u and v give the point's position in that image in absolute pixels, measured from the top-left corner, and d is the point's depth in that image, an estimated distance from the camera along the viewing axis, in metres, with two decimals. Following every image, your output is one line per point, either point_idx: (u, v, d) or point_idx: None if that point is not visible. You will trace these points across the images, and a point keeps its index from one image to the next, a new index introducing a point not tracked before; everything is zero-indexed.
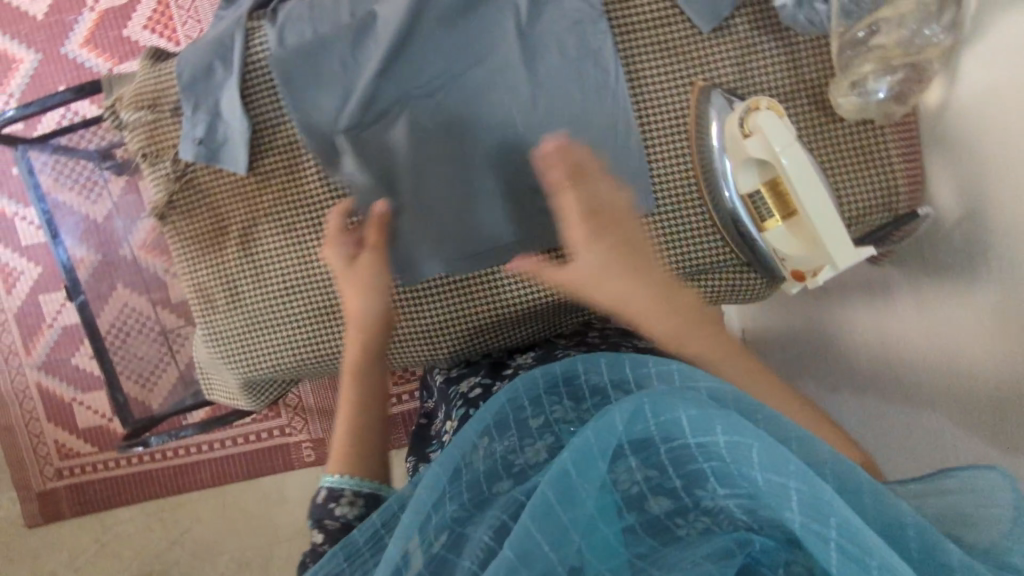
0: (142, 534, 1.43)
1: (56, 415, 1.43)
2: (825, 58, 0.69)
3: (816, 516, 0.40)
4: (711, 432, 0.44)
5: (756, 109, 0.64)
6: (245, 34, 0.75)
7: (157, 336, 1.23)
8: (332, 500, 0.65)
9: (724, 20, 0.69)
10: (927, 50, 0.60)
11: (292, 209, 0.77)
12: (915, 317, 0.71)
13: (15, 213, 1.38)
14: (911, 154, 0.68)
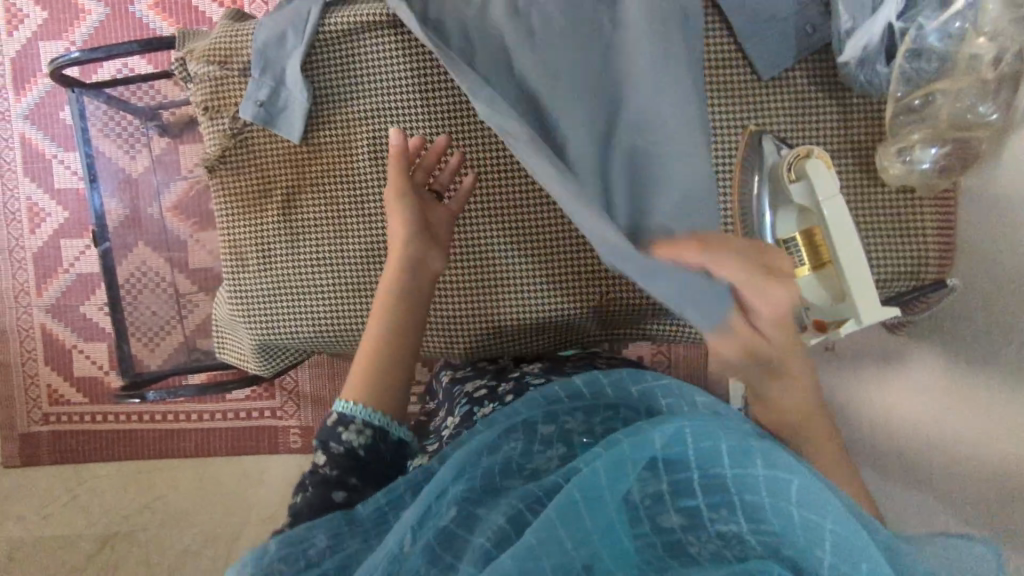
0: (115, 493, 1.42)
1: (54, 359, 1.44)
2: (876, 123, 0.71)
3: (848, 561, 0.39)
4: (752, 465, 0.43)
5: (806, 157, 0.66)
6: (324, 7, 0.78)
7: (169, 296, 1.25)
8: (339, 426, 0.65)
9: (785, 71, 0.71)
10: (977, 127, 0.62)
11: (338, 183, 0.79)
12: (932, 393, 0.71)
13: (54, 155, 1.41)
14: (945, 228, 0.69)
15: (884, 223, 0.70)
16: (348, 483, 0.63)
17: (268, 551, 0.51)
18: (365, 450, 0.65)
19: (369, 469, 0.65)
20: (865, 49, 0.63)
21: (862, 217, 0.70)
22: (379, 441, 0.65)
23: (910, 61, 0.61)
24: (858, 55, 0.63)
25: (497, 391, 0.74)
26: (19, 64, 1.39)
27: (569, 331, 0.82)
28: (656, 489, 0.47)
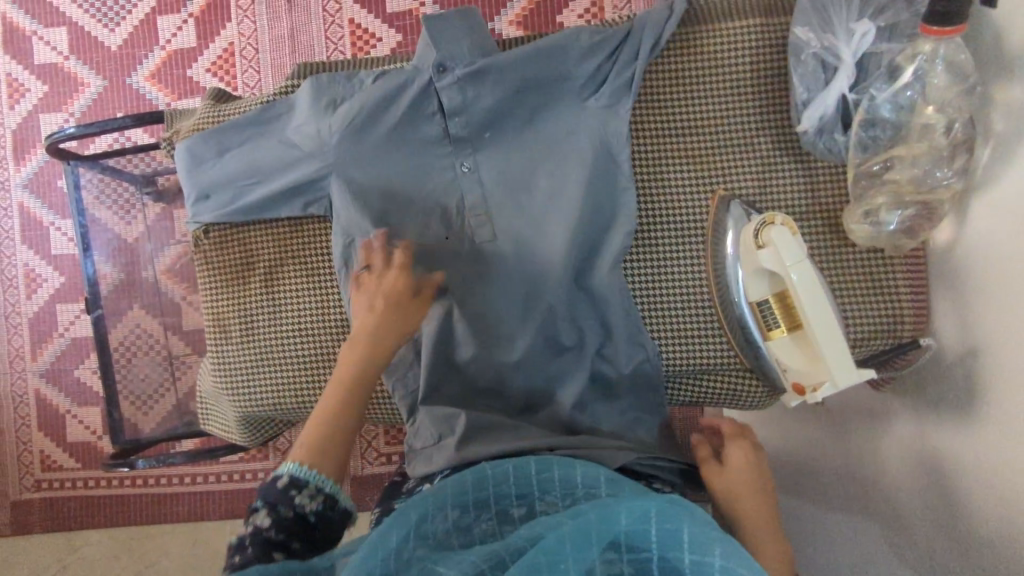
0: (107, 561, 1.40)
1: (48, 425, 1.44)
2: (842, 185, 0.72)
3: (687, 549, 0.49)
4: (709, 555, 0.48)
5: (770, 223, 0.67)
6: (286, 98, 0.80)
7: (163, 360, 1.27)
8: (292, 489, 0.61)
9: (751, 138, 0.74)
10: (939, 190, 0.62)
11: (318, 255, 0.82)
12: (914, 449, 0.72)
13: (51, 222, 1.43)
14: (917, 287, 0.71)
15: (854, 280, 0.72)
16: (290, 547, 0.60)
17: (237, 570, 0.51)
18: (316, 516, 0.61)
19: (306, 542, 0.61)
20: (821, 119, 0.65)
21: (834, 277, 0.72)
22: (331, 508, 0.62)
23: (865, 129, 0.63)
24: (815, 124, 0.66)
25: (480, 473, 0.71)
26: (19, 136, 1.43)
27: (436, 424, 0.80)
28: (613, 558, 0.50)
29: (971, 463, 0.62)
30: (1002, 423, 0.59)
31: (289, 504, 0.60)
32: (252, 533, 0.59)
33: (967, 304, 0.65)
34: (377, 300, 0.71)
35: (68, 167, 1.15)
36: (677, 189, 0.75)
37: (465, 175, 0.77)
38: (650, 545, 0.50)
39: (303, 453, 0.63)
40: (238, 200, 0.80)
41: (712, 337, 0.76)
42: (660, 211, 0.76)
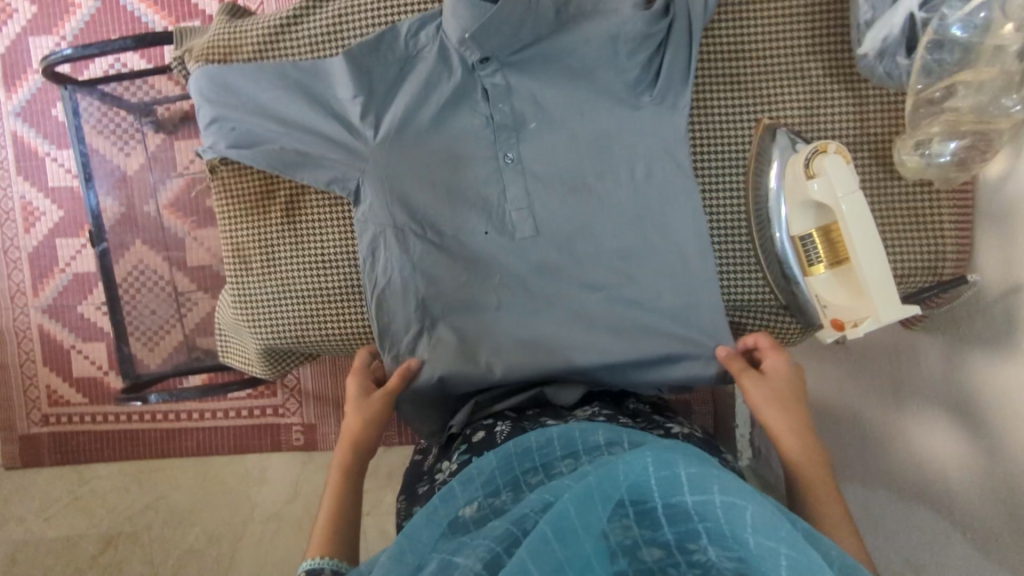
0: (118, 492, 1.40)
1: (53, 360, 1.43)
2: (895, 113, 0.70)
3: (699, 491, 0.45)
4: (710, 492, 0.45)
5: (823, 152, 0.64)
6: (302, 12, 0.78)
7: (168, 295, 1.24)
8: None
9: (801, 65, 0.71)
10: (1001, 120, 0.59)
11: (337, 207, 0.78)
12: (941, 389, 0.71)
13: (47, 153, 1.39)
14: (963, 220, 0.69)
15: (898, 215, 0.71)
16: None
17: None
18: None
19: None
20: (885, 41, 0.63)
21: (878, 210, 0.71)
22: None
23: (931, 52, 0.60)
24: (876, 47, 0.63)
25: (492, 434, 0.70)
26: (8, 60, 1.36)
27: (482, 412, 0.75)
28: (636, 534, 0.48)
29: (1010, 400, 0.62)
30: None
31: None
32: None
33: (1015, 238, 0.63)
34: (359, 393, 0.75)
35: (66, 91, 1.12)
36: (720, 116, 0.73)
37: (508, 166, 0.74)
38: (655, 497, 0.47)
39: (323, 549, 0.62)
40: (257, 146, 0.77)
41: (751, 273, 0.74)
42: (703, 139, 0.73)
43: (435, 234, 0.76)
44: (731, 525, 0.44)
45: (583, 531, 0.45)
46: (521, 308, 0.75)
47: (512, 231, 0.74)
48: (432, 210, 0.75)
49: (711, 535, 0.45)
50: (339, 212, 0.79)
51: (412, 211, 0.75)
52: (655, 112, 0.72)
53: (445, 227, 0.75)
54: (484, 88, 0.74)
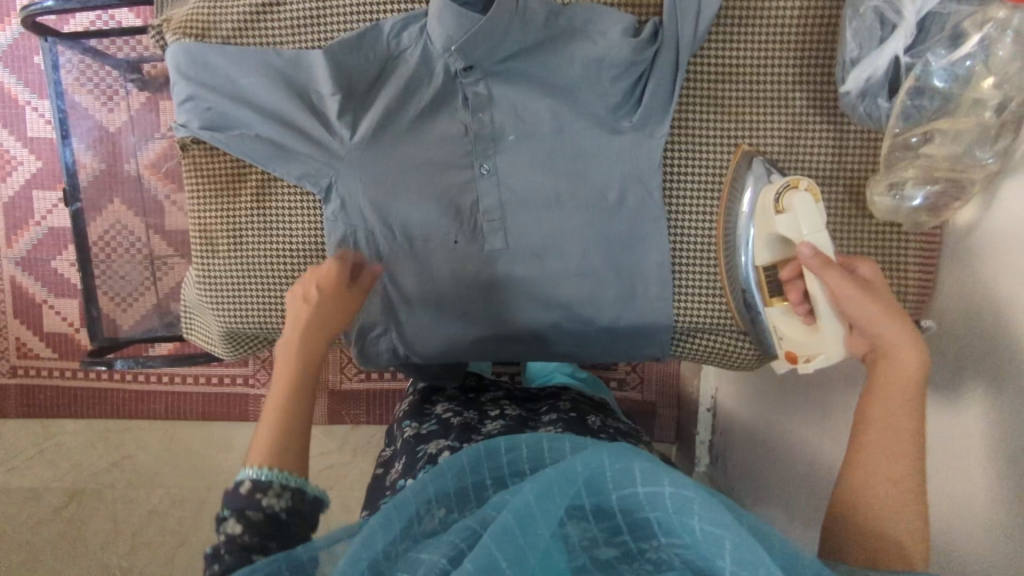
0: (83, 449, 1.41)
1: (24, 313, 1.41)
2: (873, 152, 0.70)
3: (651, 482, 0.43)
4: (661, 484, 0.42)
5: (795, 188, 0.64)
6: None
7: (143, 259, 1.22)
8: (257, 493, 0.54)
9: (787, 94, 0.70)
10: (973, 170, 0.58)
11: (305, 202, 0.77)
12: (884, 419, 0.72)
13: (28, 101, 1.36)
14: (929, 264, 0.69)
15: (867, 255, 0.71)
16: (266, 552, 0.52)
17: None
18: (287, 513, 0.54)
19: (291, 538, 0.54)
20: (867, 81, 0.60)
21: (844, 249, 0.71)
22: (301, 499, 0.55)
23: (912, 97, 0.59)
24: (859, 87, 0.61)
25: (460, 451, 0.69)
26: None
27: (454, 429, 0.76)
28: (594, 532, 0.44)
29: (952, 432, 0.63)
30: (983, 411, 0.59)
31: (257, 506, 0.53)
32: (216, 561, 0.51)
33: (974, 288, 0.63)
34: (314, 291, 0.67)
35: (46, 43, 1.08)
36: (700, 139, 0.72)
37: (482, 177, 0.75)
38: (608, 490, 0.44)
39: (261, 454, 0.56)
40: (228, 129, 0.76)
41: (713, 296, 0.74)
42: (683, 160, 0.73)
43: (406, 234, 0.76)
44: (680, 514, 0.42)
45: (543, 525, 0.42)
46: (482, 313, 0.77)
47: (481, 241, 0.76)
48: (405, 211, 0.75)
49: (662, 523, 0.42)
50: (307, 208, 0.78)
51: (386, 211, 0.75)
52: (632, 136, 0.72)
53: (415, 228, 0.76)
54: (464, 95, 0.74)
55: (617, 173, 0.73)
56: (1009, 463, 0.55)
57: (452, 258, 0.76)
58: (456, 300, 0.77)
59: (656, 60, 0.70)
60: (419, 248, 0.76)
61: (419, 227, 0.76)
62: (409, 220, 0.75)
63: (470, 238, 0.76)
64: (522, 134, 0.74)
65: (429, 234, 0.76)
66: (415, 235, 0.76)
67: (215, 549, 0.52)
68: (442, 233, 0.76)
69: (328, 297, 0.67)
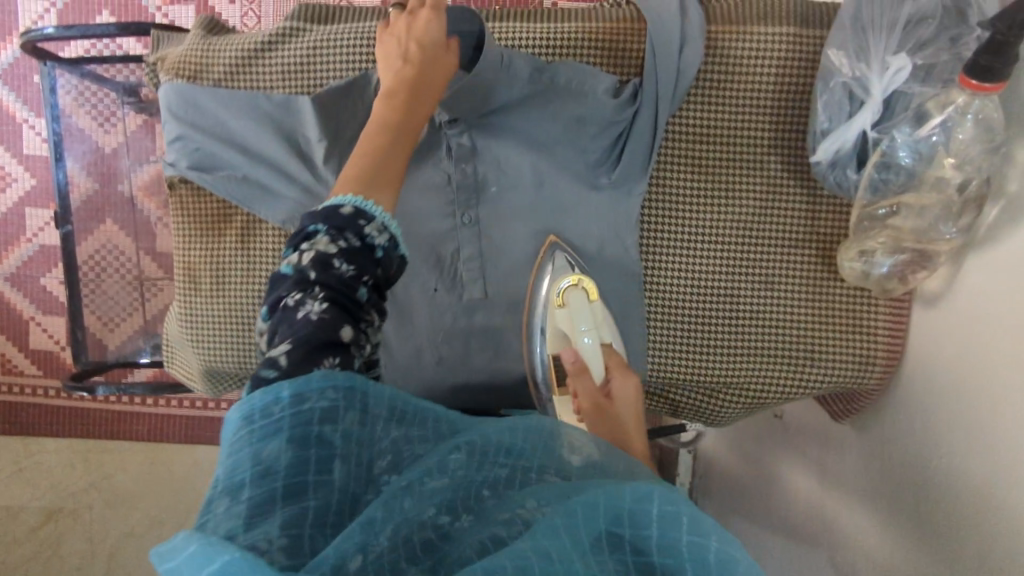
0: (63, 468, 1.40)
1: (12, 329, 1.42)
2: (845, 220, 0.72)
3: (697, 531, 0.37)
4: (708, 536, 0.37)
5: (574, 287, 0.73)
6: (277, 39, 0.76)
7: (132, 282, 1.23)
8: (357, 218, 0.53)
9: (761, 160, 0.72)
10: (937, 243, 0.60)
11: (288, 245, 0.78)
12: (859, 478, 0.74)
13: (25, 119, 1.37)
14: (896, 331, 0.71)
15: (838, 319, 0.73)
16: (357, 295, 0.50)
17: (280, 398, 0.42)
18: (382, 252, 0.53)
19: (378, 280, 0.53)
20: (837, 153, 0.62)
21: (814, 312, 0.73)
22: (393, 248, 0.54)
23: (879, 171, 0.60)
24: (829, 157, 0.63)
25: None
26: None
27: None
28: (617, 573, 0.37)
29: (915, 504, 0.63)
30: (949, 481, 0.60)
31: (357, 235, 0.52)
32: (304, 289, 0.49)
33: (939, 356, 0.64)
34: (414, 49, 0.65)
35: (46, 67, 1.08)
36: (676, 201, 0.74)
37: (464, 227, 0.76)
38: (650, 525, 0.38)
39: (359, 188, 0.55)
40: (217, 170, 0.78)
41: (685, 353, 0.76)
42: (659, 220, 0.75)
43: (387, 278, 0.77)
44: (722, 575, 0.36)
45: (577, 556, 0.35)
46: (459, 359, 0.78)
47: (461, 288, 0.77)
48: None
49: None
50: None
51: None
52: (614, 194, 0.75)
53: (396, 273, 0.77)
54: (449, 146, 0.75)
55: (596, 230, 0.76)
56: (971, 536, 0.55)
57: (433, 304, 0.77)
58: (433, 346, 0.78)
59: (634, 122, 0.72)
60: (398, 293, 0.77)
61: (401, 272, 0.77)
62: None
63: (447, 283, 0.77)
64: (504, 185, 0.76)
65: (409, 280, 0.77)
66: (396, 280, 0.77)
67: (303, 269, 0.50)
68: (420, 280, 0.77)
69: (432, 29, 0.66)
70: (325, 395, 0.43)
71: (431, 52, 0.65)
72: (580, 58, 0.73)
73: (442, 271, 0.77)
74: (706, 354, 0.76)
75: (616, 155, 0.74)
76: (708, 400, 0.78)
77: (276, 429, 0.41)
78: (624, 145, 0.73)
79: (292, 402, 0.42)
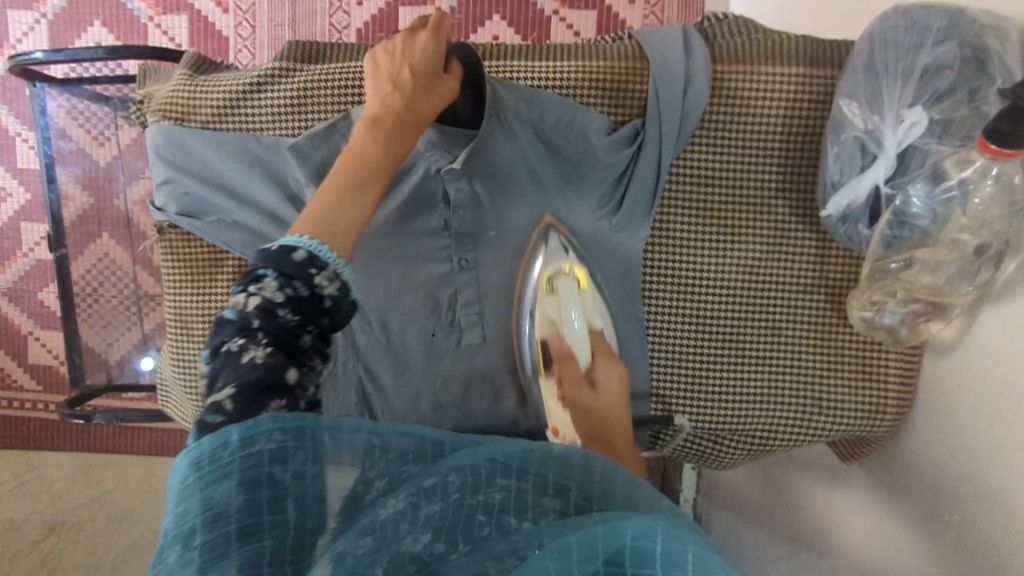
0: (64, 482, 1.38)
1: (11, 343, 1.41)
2: (855, 268, 0.69)
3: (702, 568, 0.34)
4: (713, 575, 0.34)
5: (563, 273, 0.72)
6: (267, 79, 0.73)
7: (131, 298, 1.21)
8: (310, 265, 0.52)
9: (768, 205, 0.70)
10: (953, 297, 0.57)
11: None
12: (865, 523, 0.72)
13: (18, 132, 1.34)
14: (908, 383, 0.68)
15: (844, 366, 0.72)
16: (301, 341, 0.50)
17: (229, 442, 0.41)
18: (331, 300, 0.52)
19: (324, 327, 0.52)
20: (849, 206, 0.60)
21: (820, 356, 0.72)
22: (345, 297, 0.54)
23: (892, 227, 0.58)
24: (841, 211, 0.60)
25: None
26: None
27: None
28: None
29: (921, 564, 0.62)
30: (963, 541, 0.57)
31: (307, 283, 0.51)
32: (247, 335, 0.48)
33: (951, 408, 0.62)
34: (406, 73, 0.63)
35: (36, 89, 1.04)
36: (679, 244, 0.72)
37: (461, 269, 0.74)
38: (652, 563, 0.34)
39: (317, 230, 0.54)
40: (207, 214, 0.76)
41: (688, 399, 0.74)
42: (662, 264, 0.73)
43: (383, 321, 0.75)
44: None
45: None
46: (457, 402, 0.76)
47: (459, 332, 0.75)
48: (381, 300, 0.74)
49: None
50: None
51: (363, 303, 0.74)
52: (616, 236, 0.73)
53: (391, 317, 0.75)
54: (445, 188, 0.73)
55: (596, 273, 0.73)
56: None
57: (430, 346, 0.75)
58: (431, 394, 0.75)
59: (637, 162, 0.70)
60: (394, 335, 0.75)
61: (397, 315, 0.75)
62: (385, 308, 0.75)
63: (444, 325, 0.75)
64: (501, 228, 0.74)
65: (405, 323, 0.75)
66: (392, 324, 0.75)
67: (246, 315, 0.49)
68: (416, 323, 0.75)
69: (428, 48, 0.64)
70: (273, 437, 0.42)
71: (425, 70, 0.64)
72: (581, 96, 0.70)
73: (438, 314, 0.75)
74: (711, 399, 0.74)
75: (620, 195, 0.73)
76: (710, 444, 0.76)
77: (226, 471, 0.40)
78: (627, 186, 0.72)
79: (240, 446, 0.41)
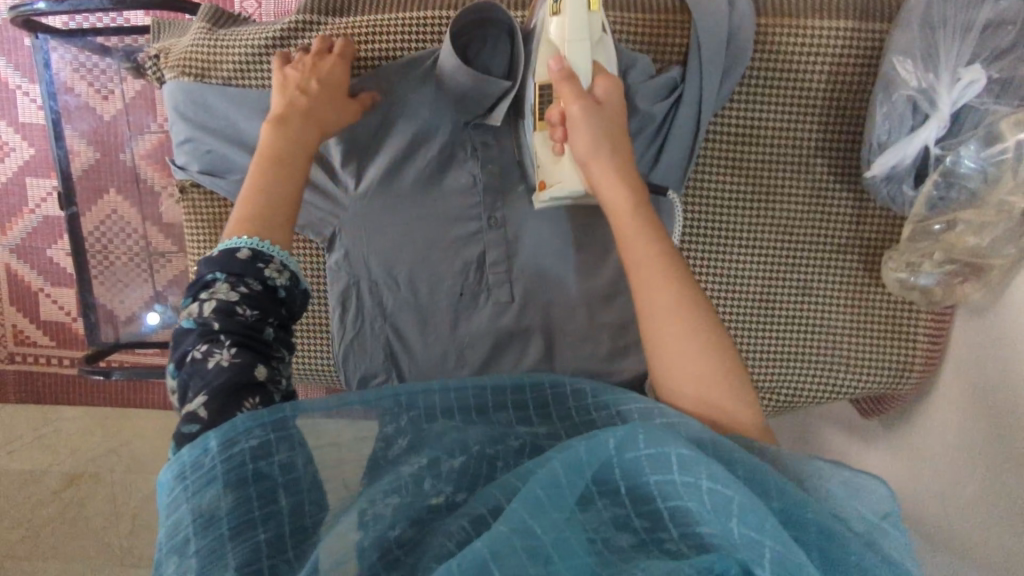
0: (82, 435, 1.37)
1: (22, 300, 1.40)
2: (892, 230, 0.69)
3: (688, 469, 0.37)
4: (698, 475, 0.37)
5: None
6: (290, 33, 0.71)
7: (141, 252, 1.18)
8: (255, 260, 0.52)
9: (808, 163, 0.69)
10: (994, 258, 0.57)
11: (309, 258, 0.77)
12: (889, 476, 0.74)
13: (18, 86, 1.31)
14: (936, 344, 0.69)
15: (878, 328, 0.71)
16: (264, 335, 0.50)
17: (208, 449, 0.41)
18: (285, 291, 0.53)
19: (284, 318, 0.53)
20: (895, 166, 0.59)
21: (855, 316, 0.71)
22: (296, 285, 0.54)
23: (939, 189, 0.57)
24: (886, 170, 0.60)
25: None
26: None
27: None
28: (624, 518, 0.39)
29: (956, 520, 0.62)
30: (998, 497, 0.58)
31: (257, 276, 0.51)
32: (210, 339, 0.49)
33: (982, 367, 0.63)
34: (312, 84, 0.64)
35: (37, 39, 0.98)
36: (719, 200, 0.70)
37: (488, 229, 0.73)
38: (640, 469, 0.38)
39: (251, 229, 0.54)
40: (229, 173, 0.74)
41: None
42: (700, 221, 0.71)
43: (409, 281, 0.74)
44: (715, 513, 0.36)
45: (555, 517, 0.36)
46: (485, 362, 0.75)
47: (486, 292, 0.74)
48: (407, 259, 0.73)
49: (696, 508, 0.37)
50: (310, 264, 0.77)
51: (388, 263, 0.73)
52: None
53: (417, 276, 0.74)
54: (471, 147, 0.72)
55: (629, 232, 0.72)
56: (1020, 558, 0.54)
57: (458, 306, 0.75)
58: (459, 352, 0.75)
59: (676, 117, 0.67)
60: (421, 294, 0.74)
61: (423, 274, 0.74)
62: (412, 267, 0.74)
63: (472, 285, 0.74)
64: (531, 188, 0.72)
65: (432, 283, 0.74)
66: (418, 283, 0.74)
67: (205, 321, 0.49)
68: (443, 283, 0.74)
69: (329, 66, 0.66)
70: (254, 434, 0.41)
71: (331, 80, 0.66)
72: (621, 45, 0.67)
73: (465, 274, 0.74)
74: (745, 358, 0.73)
75: (657, 146, 0.68)
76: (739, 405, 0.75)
77: (210, 477, 0.40)
78: (667, 134, 0.68)
79: (221, 450, 0.41)
